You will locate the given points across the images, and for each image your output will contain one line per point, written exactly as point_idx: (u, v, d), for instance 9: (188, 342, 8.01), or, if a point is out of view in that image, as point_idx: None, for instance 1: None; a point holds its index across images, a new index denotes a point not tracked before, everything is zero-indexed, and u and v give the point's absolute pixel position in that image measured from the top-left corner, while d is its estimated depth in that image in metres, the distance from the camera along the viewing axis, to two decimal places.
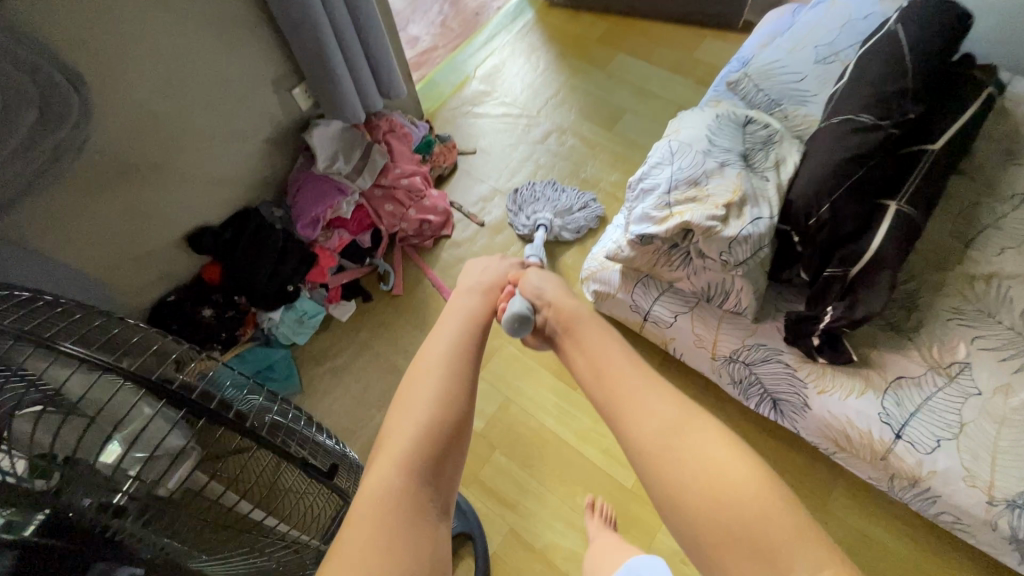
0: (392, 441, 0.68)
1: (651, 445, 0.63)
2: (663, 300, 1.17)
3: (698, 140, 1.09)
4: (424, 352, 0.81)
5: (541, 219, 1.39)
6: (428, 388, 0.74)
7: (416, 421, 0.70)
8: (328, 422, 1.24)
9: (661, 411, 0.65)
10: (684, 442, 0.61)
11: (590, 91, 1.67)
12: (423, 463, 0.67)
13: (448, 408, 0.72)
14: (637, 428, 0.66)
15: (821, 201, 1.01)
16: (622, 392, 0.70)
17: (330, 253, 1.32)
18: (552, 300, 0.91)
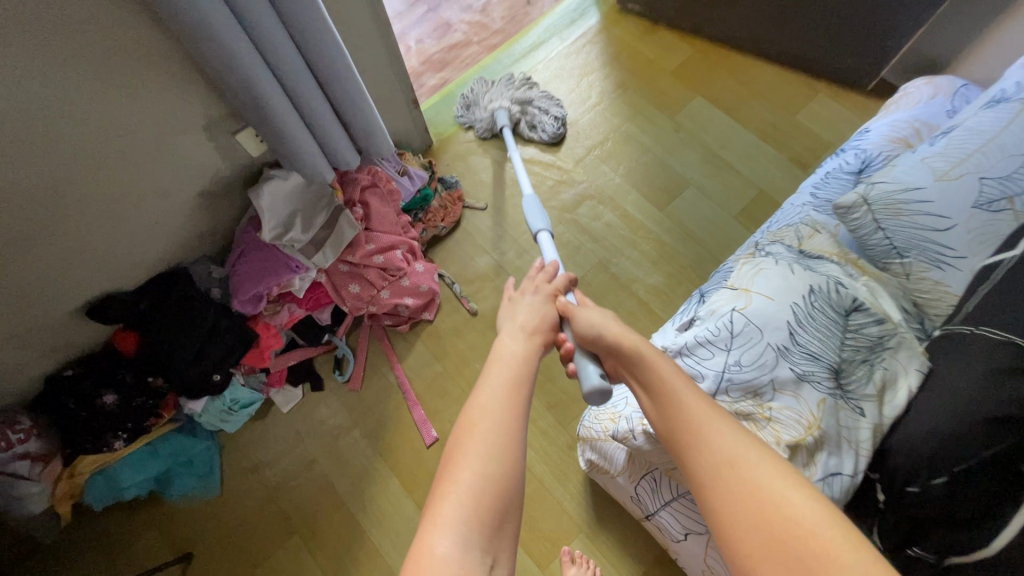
0: (450, 490, 0.55)
1: (711, 482, 0.57)
2: (673, 507, 0.84)
3: (774, 325, 0.75)
4: (478, 394, 0.66)
5: (500, 108, 1.24)
6: (490, 428, 0.60)
7: (474, 467, 0.57)
8: (244, 541, 1.03)
9: (726, 445, 0.59)
10: (745, 477, 0.56)
11: (648, 146, 1.29)
12: (487, 517, 0.54)
13: (498, 457, 0.58)
14: (703, 459, 0.59)
15: (933, 470, 0.67)
16: (686, 431, 0.61)
17: (274, 333, 1.06)
18: (614, 341, 0.74)
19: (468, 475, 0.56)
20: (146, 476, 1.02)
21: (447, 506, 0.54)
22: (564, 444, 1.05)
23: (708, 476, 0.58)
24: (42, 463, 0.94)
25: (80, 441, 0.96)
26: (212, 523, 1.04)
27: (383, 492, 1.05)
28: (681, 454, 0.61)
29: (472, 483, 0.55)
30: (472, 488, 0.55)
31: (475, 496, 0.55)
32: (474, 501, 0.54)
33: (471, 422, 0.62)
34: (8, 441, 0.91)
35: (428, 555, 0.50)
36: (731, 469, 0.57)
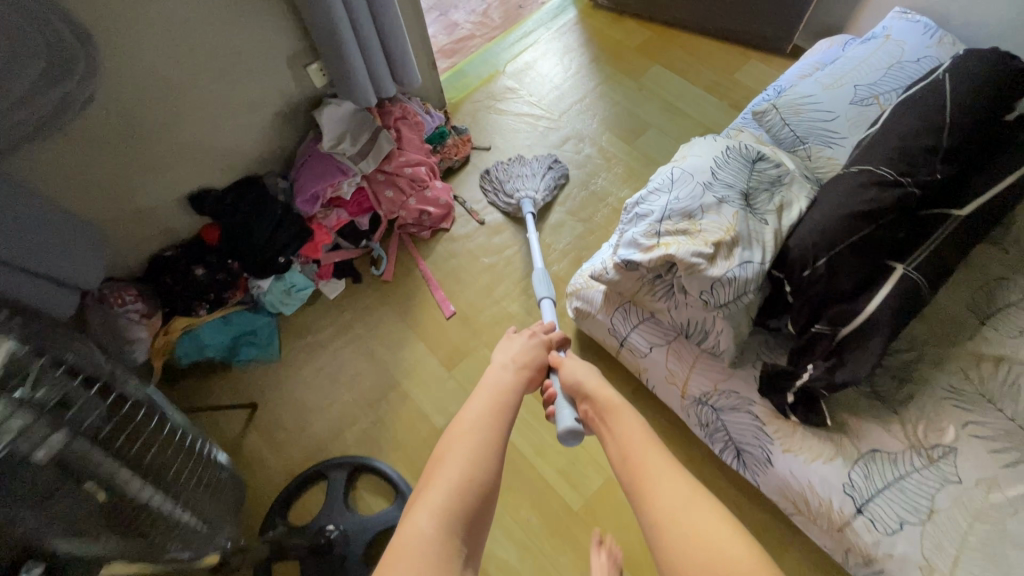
0: (433, 488, 0.70)
1: (658, 511, 0.69)
2: (641, 328, 1.12)
3: (702, 171, 1.04)
4: (464, 413, 0.81)
5: (526, 196, 1.38)
6: (476, 440, 0.76)
7: (455, 470, 0.72)
8: (299, 393, 1.28)
9: (671, 495, 0.70)
10: (681, 530, 0.66)
11: (617, 100, 1.62)
12: (460, 516, 0.69)
13: (482, 466, 0.73)
14: (651, 506, 0.70)
15: (819, 253, 0.95)
16: (642, 474, 0.74)
17: (326, 231, 1.34)
18: (593, 390, 0.89)
19: (457, 478, 0.71)
20: (221, 340, 1.27)
21: (432, 495, 0.68)
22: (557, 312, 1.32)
23: (654, 521, 0.69)
24: (146, 318, 1.20)
25: (176, 304, 1.23)
26: (273, 381, 1.29)
27: (413, 354, 1.30)
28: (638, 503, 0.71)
29: (449, 487, 0.70)
30: (452, 490, 0.69)
31: (455, 494, 0.69)
32: (454, 495, 0.69)
33: (467, 435, 0.76)
34: (122, 300, 1.17)
35: (412, 528, 0.65)
36: (671, 511, 0.68)
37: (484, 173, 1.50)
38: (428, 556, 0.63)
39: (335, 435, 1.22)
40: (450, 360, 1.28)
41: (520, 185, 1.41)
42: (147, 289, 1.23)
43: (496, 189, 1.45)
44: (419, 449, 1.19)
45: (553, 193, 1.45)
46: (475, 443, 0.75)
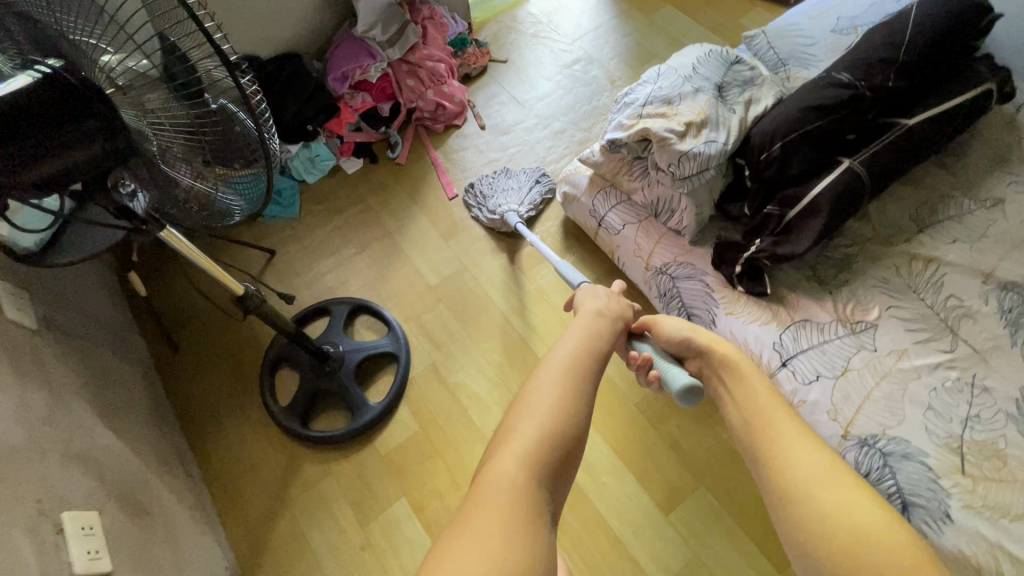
0: (516, 440, 0.66)
1: (788, 483, 0.70)
2: (618, 208, 1.27)
3: (684, 66, 1.18)
4: (554, 355, 0.78)
5: (510, 212, 1.35)
6: (557, 393, 0.71)
7: (543, 417, 0.69)
8: (312, 246, 1.44)
9: (808, 465, 0.70)
10: (823, 514, 0.66)
11: (629, 33, 1.76)
12: (552, 460, 0.66)
13: (572, 412, 0.70)
14: (779, 475, 0.71)
15: (774, 138, 1.08)
16: (772, 439, 0.74)
17: (351, 111, 1.50)
18: (705, 345, 0.87)
19: (545, 427, 0.67)
20: None
21: (518, 441, 0.66)
22: (549, 203, 1.47)
23: (790, 489, 0.69)
24: None
25: None
26: (290, 234, 1.45)
27: (417, 226, 1.46)
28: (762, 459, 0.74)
29: (533, 441, 0.66)
30: (536, 443, 0.66)
31: (540, 444, 0.66)
32: (546, 441, 0.66)
33: (557, 383, 0.73)
34: None
35: (503, 478, 0.62)
36: (812, 483, 0.69)
37: (468, 185, 1.47)
38: (510, 501, 0.60)
39: (341, 283, 1.39)
40: (449, 232, 1.44)
41: (507, 199, 1.39)
42: None
43: (481, 201, 1.42)
44: (412, 299, 1.35)
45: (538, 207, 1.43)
46: (556, 394, 0.72)
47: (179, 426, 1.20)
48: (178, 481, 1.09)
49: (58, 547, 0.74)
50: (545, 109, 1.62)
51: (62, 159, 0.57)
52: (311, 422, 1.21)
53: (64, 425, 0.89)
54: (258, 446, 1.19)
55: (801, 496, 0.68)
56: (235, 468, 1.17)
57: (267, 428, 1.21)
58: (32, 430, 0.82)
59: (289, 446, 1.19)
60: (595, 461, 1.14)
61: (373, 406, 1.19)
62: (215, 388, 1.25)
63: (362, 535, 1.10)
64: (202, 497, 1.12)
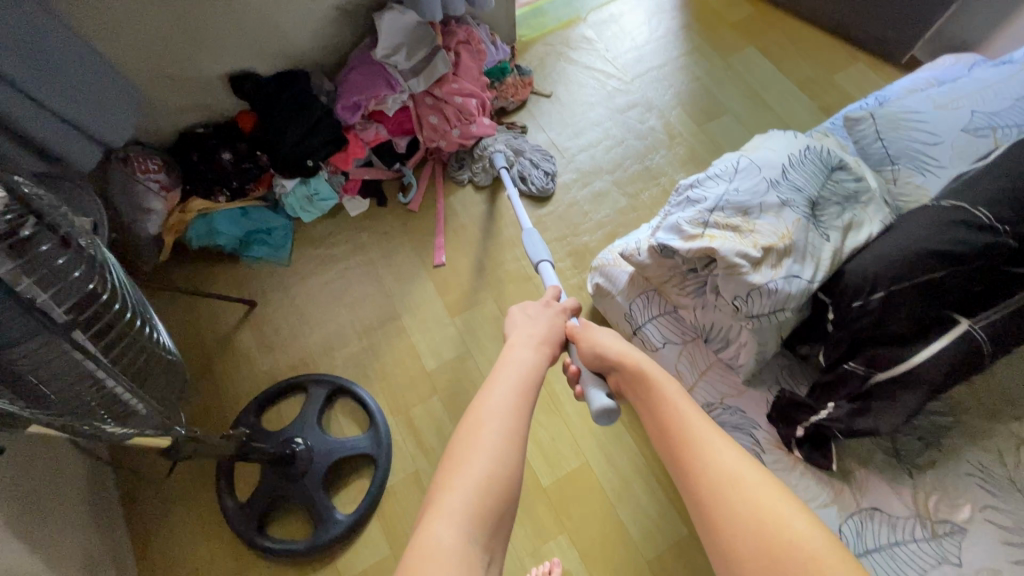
0: (455, 491, 0.58)
1: (705, 490, 0.60)
2: (660, 320, 1.04)
3: (771, 166, 0.93)
4: (489, 387, 0.71)
5: (498, 151, 1.30)
6: (492, 427, 0.64)
7: (480, 464, 0.60)
8: (299, 300, 1.25)
9: (732, 464, 0.60)
10: (740, 525, 0.55)
11: (699, 76, 1.49)
12: (488, 519, 0.57)
13: (506, 457, 0.62)
14: (706, 476, 0.60)
15: (875, 285, 0.85)
16: (686, 444, 0.64)
17: (361, 144, 1.28)
18: (618, 357, 0.79)
19: (478, 472, 0.60)
20: (236, 232, 1.25)
21: (449, 499, 0.57)
22: (550, 231, 1.31)
23: (709, 495, 0.59)
24: (166, 192, 1.18)
25: (198, 185, 1.21)
26: (275, 283, 1.26)
27: (420, 290, 1.26)
28: (678, 465, 0.64)
29: (467, 488, 0.58)
30: (474, 491, 0.58)
31: (480, 494, 0.58)
32: (477, 496, 0.57)
33: (489, 421, 0.65)
34: (145, 168, 1.15)
35: (445, 539, 0.54)
36: (729, 481, 0.59)
37: None
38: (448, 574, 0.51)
39: (325, 352, 1.20)
40: (456, 306, 1.24)
41: (502, 144, 1.33)
42: (175, 163, 1.21)
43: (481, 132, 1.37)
44: (404, 385, 1.16)
45: (522, 181, 1.33)
46: (494, 436, 0.63)
47: (120, 510, 1.05)
48: None
49: None
50: (587, 161, 1.38)
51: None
52: (267, 525, 1.04)
53: None
54: (207, 552, 1.03)
55: (716, 495, 0.58)
56: (176, 572, 1.02)
57: (218, 525, 1.04)
58: None
59: (240, 551, 1.03)
60: None
61: (339, 520, 1.02)
62: (167, 469, 1.09)
63: None
64: None
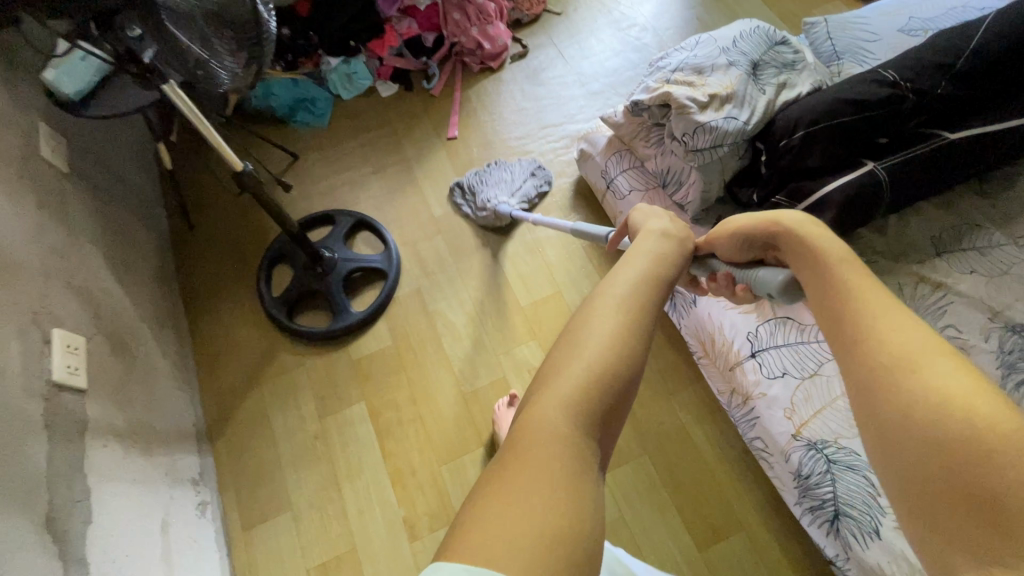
0: (565, 374, 0.51)
1: (880, 372, 0.47)
2: (629, 173, 1.26)
3: (725, 38, 1.13)
4: (610, 281, 0.60)
5: (502, 203, 1.33)
6: (609, 316, 0.55)
7: (595, 350, 0.52)
8: (333, 157, 1.49)
9: (911, 342, 0.47)
10: (928, 431, 0.43)
11: (693, 6, 1.70)
12: (597, 415, 0.50)
13: (628, 356, 0.52)
14: (865, 348, 0.49)
15: (797, 125, 1.04)
16: (851, 316, 0.52)
17: (395, 34, 1.53)
18: (764, 233, 0.67)
19: (585, 364, 0.51)
20: (287, 98, 1.49)
21: (561, 381, 0.50)
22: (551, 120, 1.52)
23: (897, 395, 0.46)
24: None
25: None
26: (314, 143, 1.51)
27: (434, 157, 1.49)
28: (849, 348, 0.51)
29: (582, 376, 0.50)
30: (587, 377, 0.50)
31: (592, 382, 0.50)
32: (593, 386, 0.50)
33: (607, 314, 0.55)
34: None
35: (552, 428, 0.47)
36: (904, 354, 0.47)
37: (455, 183, 1.42)
38: (559, 460, 0.45)
39: (352, 197, 1.44)
40: (463, 171, 1.47)
41: (500, 193, 1.36)
42: None
43: (476, 188, 1.39)
44: (414, 226, 1.39)
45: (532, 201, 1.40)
46: (614, 327, 0.54)
47: (179, 298, 1.30)
48: (167, 338, 1.19)
49: (44, 353, 0.84)
50: (586, 67, 1.60)
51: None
52: (296, 317, 1.29)
53: (72, 261, 0.99)
54: (247, 330, 1.27)
55: (908, 397, 0.45)
56: (222, 343, 1.27)
57: (257, 314, 1.29)
58: (41, 253, 0.92)
59: (271, 333, 1.27)
60: None
61: (354, 313, 1.25)
62: (219, 270, 1.34)
63: (319, 426, 1.18)
64: (186, 360, 1.22)
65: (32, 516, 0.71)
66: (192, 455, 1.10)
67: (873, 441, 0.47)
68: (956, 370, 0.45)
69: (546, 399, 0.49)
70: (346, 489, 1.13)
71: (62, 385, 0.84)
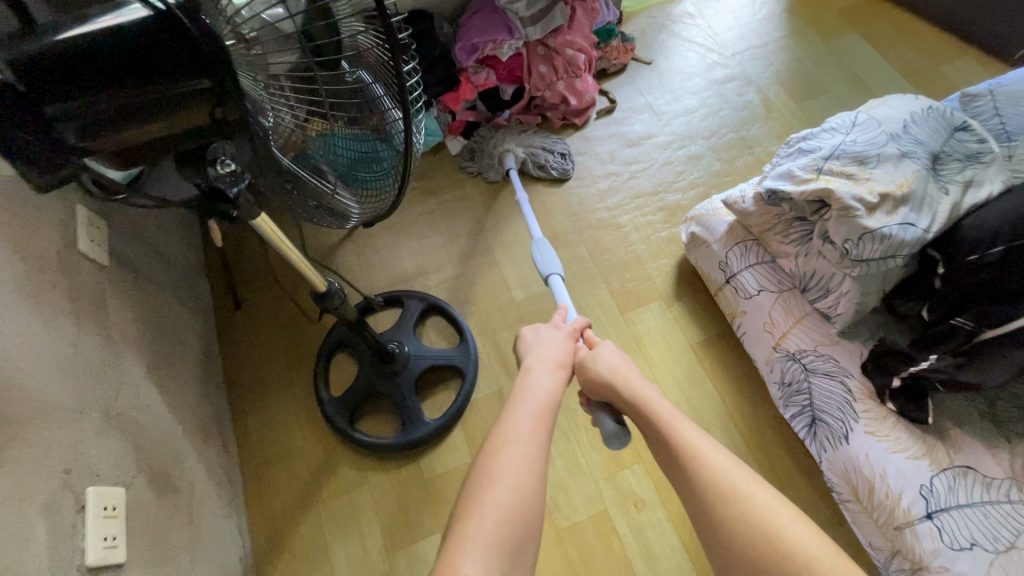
0: (474, 521, 0.58)
1: (711, 504, 0.62)
2: (757, 269, 1.07)
3: (891, 121, 0.95)
4: (506, 423, 0.68)
5: (511, 154, 1.31)
6: (510, 462, 0.63)
7: (500, 497, 0.60)
8: (397, 223, 1.32)
9: (723, 470, 0.63)
10: (756, 558, 0.57)
11: (799, 57, 1.52)
12: (507, 552, 0.57)
13: (528, 494, 0.61)
14: (698, 486, 0.63)
15: (995, 239, 0.84)
16: (683, 456, 0.66)
17: (472, 86, 1.34)
18: (611, 370, 0.79)
19: (492, 507, 0.59)
20: None
21: (470, 536, 0.57)
22: (643, 187, 1.34)
23: (734, 539, 0.59)
24: None
25: None
26: None
27: (512, 227, 1.31)
28: (689, 487, 0.64)
29: (490, 520, 0.58)
30: (496, 520, 0.58)
31: (499, 525, 0.58)
32: (500, 528, 0.58)
33: (503, 458, 0.63)
34: None
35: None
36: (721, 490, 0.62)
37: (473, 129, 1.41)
38: None
39: (420, 273, 1.26)
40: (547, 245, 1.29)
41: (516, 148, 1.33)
42: None
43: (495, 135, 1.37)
44: (491, 311, 1.21)
45: (541, 171, 1.35)
46: (515, 472, 0.62)
47: (226, 392, 1.13)
48: (213, 449, 1.02)
49: (76, 528, 0.66)
50: (682, 126, 1.42)
51: (176, 121, 0.46)
52: (358, 421, 1.11)
53: (110, 380, 0.82)
54: (300, 434, 1.10)
55: (757, 567, 0.57)
56: (271, 449, 1.09)
57: (312, 414, 1.11)
58: (77, 383, 0.76)
59: (328, 439, 1.09)
60: (660, 555, 0.98)
61: (426, 424, 1.07)
62: (269, 358, 1.16)
63: (385, 562, 1.00)
64: (233, 473, 1.04)
65: None
66: None
67: (715, 563, 0.61)
68: (756, 488, 0.61)
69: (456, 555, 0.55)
70: None
71: (96, 569, 0.67)
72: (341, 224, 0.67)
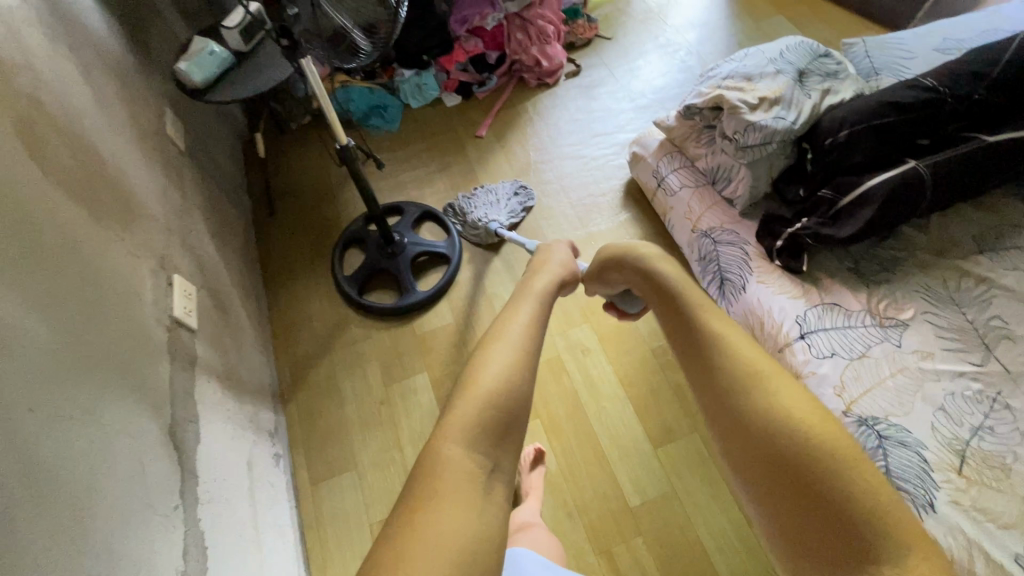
0: (464, 400, 0.55)
1: (723, 384, 0.56)
2: (679, 172, 1.36)
3: (772, 50, 1.25)
4: (502, 320, 0.65)
5: (493, 220, 1.42)
6: (502, 348, 0.60)
7: (491, 379, 0.56)
8: (401, 157, 1.63)
9: (743, 353, 0.58)
10: (764, 436, 0.52)
11: (734, 34, 1.84)
12: (494, 432, 0.54)
13: (521, 378, 0.58)
14: (711, 365, 0.58)
15: (842, 125, 1.13)
16: (696, 333, 0.62)
17: (464, 51, 1.69)
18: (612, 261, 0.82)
19: (483, 392, 0.55)
20: (362, 106, 1.67)
21: (456, 416, 0.53)
22: (601, 129, 1.65)
23: (745, 420, 0.54)
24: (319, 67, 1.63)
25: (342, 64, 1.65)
26: (385, 143, 1.65)
27: (494, 159, 1.61)
28: (699, 366, 0.59)
29: (478, 402, 0.54)
30: (485, 399, 0.55)
31: (486, 405, 0.54)
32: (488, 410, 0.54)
33: (498, 344, 0.60)
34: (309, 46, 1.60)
35: (457, 458, 0.50)
36: (737, 370, 0.56)
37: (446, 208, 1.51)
38: (461, 482, 0.49)
39: (418, 192, 1.56)
40: (522, 173, 1.59)
41: (492, 212, 1.45)
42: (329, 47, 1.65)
43: (469, 209, 1.47)
44: None
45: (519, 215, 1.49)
46: (506, 359, 0.58)
47: (262, 274, 1.42)
48: (252, 306, 1.30)
49: (168, 293, 0.95)
50: (634, 85, 1.74)
51: None
52: (365, 294, 1.39)
53: (186, 222, 1.12)
54: (319, 304, 1.38)
55: (771, 452, 0.51)
56: (297, 314, 1.37)
57: (328, 291, 1.40)
58: (166, 213, 1.05)
59: (342, 308, 1.37)
60: (602, 388, 1.23)
61: (419, 293, 1.35)
62: (297, 251, 1.46)
63: (383, 393, 1.26)
64: (265, 329, 1.32)
65: (160, 425, 0.79)
66: (269, 411, 1.18)
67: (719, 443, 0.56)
68: (779, 377, 0.55)
69: (444, 433, 0.52)
70: (408, 452, 1.19)
71: (179, 323, 0.95)
72: (356, 57, 0.96)
